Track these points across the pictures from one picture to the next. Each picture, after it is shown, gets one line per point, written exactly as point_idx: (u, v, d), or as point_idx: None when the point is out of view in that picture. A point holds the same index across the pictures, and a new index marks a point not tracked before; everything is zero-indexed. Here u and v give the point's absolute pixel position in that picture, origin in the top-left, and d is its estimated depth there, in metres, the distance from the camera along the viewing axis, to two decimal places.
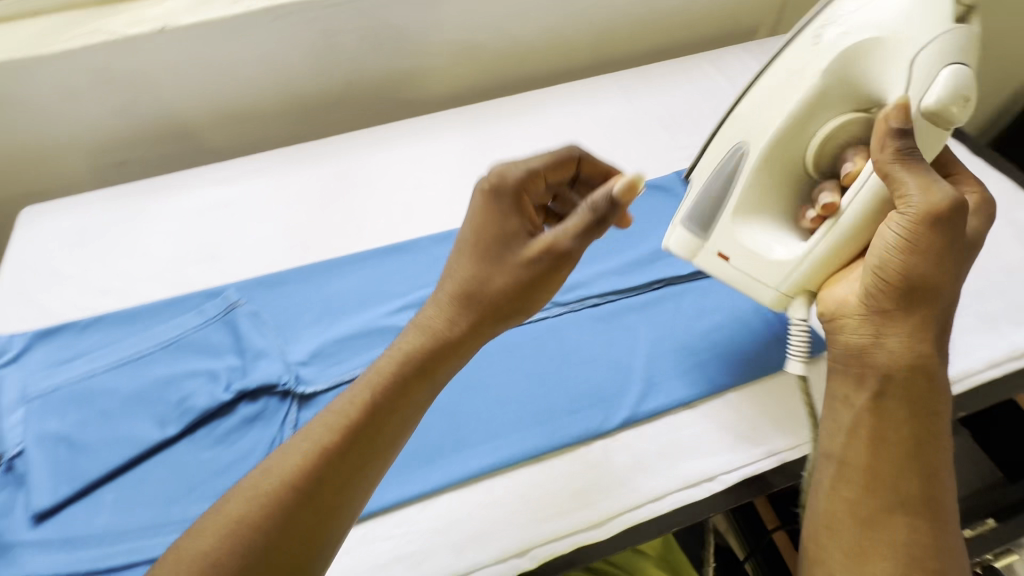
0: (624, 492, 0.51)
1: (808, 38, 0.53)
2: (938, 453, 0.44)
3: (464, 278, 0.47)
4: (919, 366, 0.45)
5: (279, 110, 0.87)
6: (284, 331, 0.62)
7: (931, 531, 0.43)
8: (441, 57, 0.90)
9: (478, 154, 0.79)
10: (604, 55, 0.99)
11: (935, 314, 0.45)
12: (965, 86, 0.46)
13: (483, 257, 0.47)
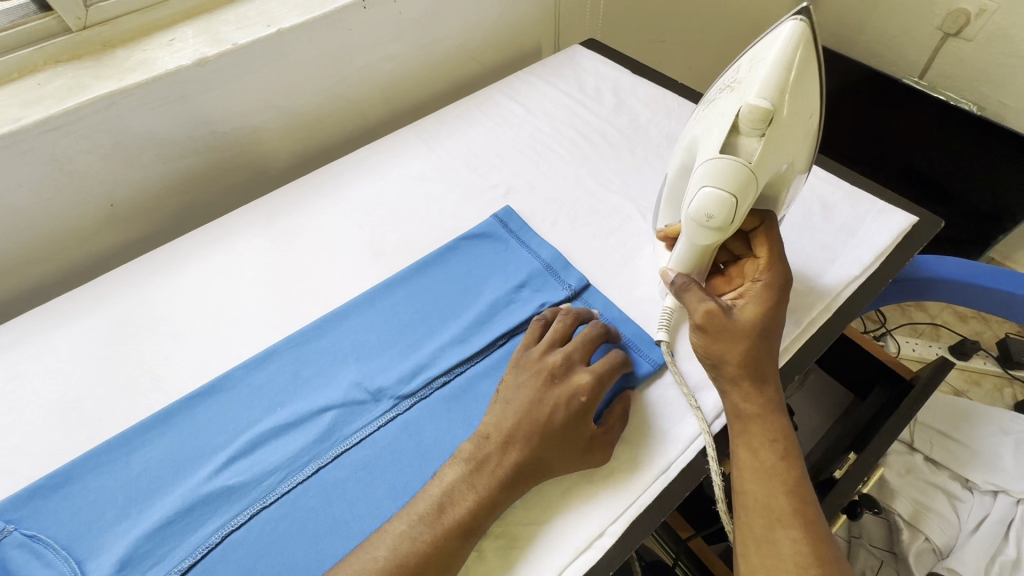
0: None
1: (727, 81, 0.49)
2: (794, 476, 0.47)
3: (542, 470, 0.50)
4: (754, 411, 0.49)
5: (32, 260, 0.73)
6: (77, 547, 0.49)
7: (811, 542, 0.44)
8: (218, 152, 0.81)
9: (284, 251, 0.71)
10: (399, 105, 0.97)
11: (745, 374, 0.49)
12: (706, 208, 0.47)
13: (557, 452, 0.50)
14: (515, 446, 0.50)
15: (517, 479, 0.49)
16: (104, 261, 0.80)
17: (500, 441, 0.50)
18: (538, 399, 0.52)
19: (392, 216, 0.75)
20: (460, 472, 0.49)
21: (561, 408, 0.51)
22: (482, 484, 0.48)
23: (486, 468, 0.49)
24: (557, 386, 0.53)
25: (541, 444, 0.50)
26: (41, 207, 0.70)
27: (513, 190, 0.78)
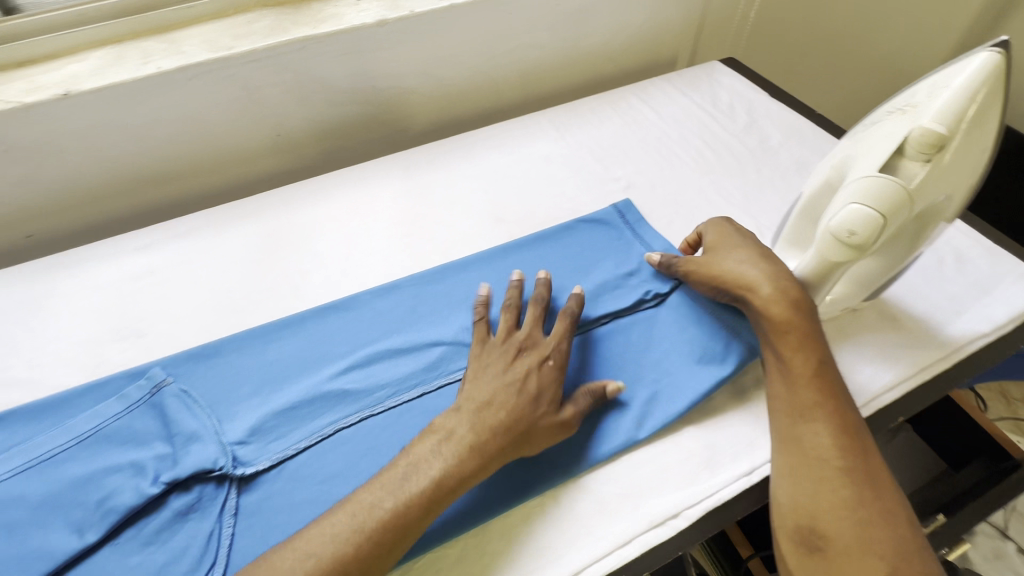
0: (597, 542, 0.49)
1: (896, 103, 0.49)
2: (844, 410, 0.49)
3: (524, 418, 0.51)
4: (801, 354, 0.51)
5: (206, 170, 0.85)
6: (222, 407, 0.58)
7: (868, 472, 0.46)
8: (371, 107, 0.90)
9: (417, 202, 0.78)
10: (533, 93, 1.02)
11: (783, 315, 0.53)
12: (852, 224, 0.48)
13: (528, 400, 0.51)
14: (483, 403, 0.51)
15: (508, 435, 0.50)
16: (250, 185, 0.90)
17: (471, 406, 0.51)
18: (488, 366, 0.54)
19: (517, 189, 0.80)
20: (430, 444, 0.49)
21: (510, 364, 0.54)
22: (452, 451, 0.48)
23: (463, 437, 0.49)
24: (503, 348, 0.56)
25: (511, 393, 0.52)
26: (223, 129, 0.81)
27: (633, 185, 0.81)
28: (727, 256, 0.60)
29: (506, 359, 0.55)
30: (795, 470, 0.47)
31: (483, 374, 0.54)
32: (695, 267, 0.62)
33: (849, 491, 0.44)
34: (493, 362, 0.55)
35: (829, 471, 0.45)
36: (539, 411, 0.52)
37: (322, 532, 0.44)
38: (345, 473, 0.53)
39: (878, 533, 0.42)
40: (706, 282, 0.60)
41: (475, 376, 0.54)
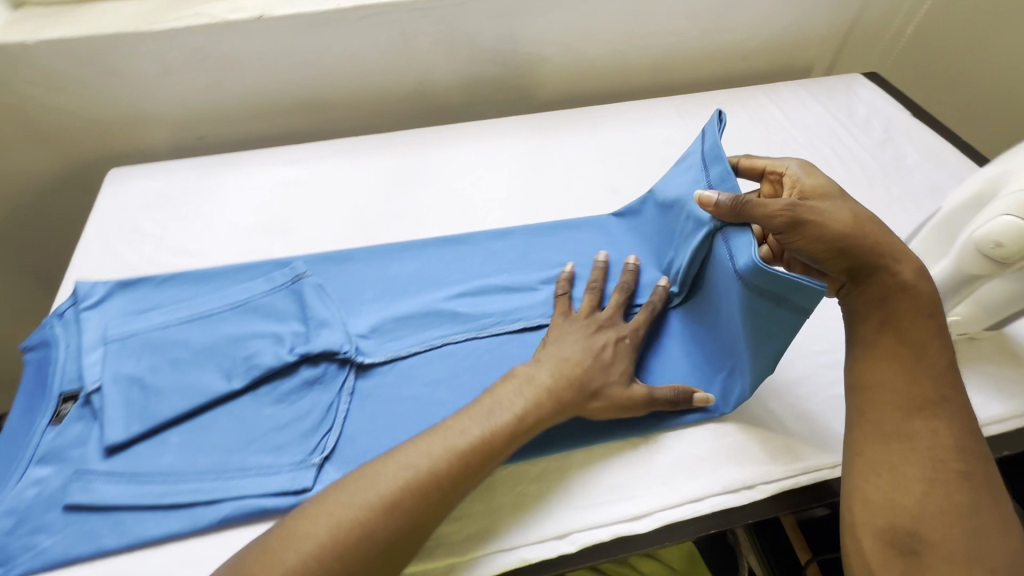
0: (674, 492, 0.52)
1: None
2: (961, 412, 0.48)
3: (597, 385, 0.53)
4: (934, 348, 0.49)
5: (352, 104, 0.94)
6: (347, 305, 0.65)
7: (981, 476, 0.46)
8: (507, 69, 0.95)
9: (538, 162, 0.83)
10: (660, 79, 1.03)
11: (922, 300, 0.50)
12: (1001, 234, 0.48)
13: (603, 370, 0.54)
14: (553, 363, 0.53)
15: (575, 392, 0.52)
16: (384, 124, 0.98)
17: (549, 364, 0.53)
18: (563, 333, 0.57)
19: (634, 165, 0.83)
20: (514, 386, 0.52)
21: (591, 333, 0.57)
22: (533, 393, 0.51)
23: (534, 383, 0.52)
24: (586, 319, 0.58)
25: (590, 359, 0.54)
26: (374, 68, 0.89)
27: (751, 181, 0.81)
28: (839, 205, 0.51)
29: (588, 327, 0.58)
30: (905, 468, 0.46)
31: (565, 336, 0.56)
32: (812, 211, 0.49)
33: (963, 494, 0.45)
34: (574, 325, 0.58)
35: (945, 471, 0.45)
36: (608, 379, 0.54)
37: (449, 428, 0.49)
38: (448, 383, 0.59)
39: (986, 538, 0.43)
40: (826, 236, 0.49)
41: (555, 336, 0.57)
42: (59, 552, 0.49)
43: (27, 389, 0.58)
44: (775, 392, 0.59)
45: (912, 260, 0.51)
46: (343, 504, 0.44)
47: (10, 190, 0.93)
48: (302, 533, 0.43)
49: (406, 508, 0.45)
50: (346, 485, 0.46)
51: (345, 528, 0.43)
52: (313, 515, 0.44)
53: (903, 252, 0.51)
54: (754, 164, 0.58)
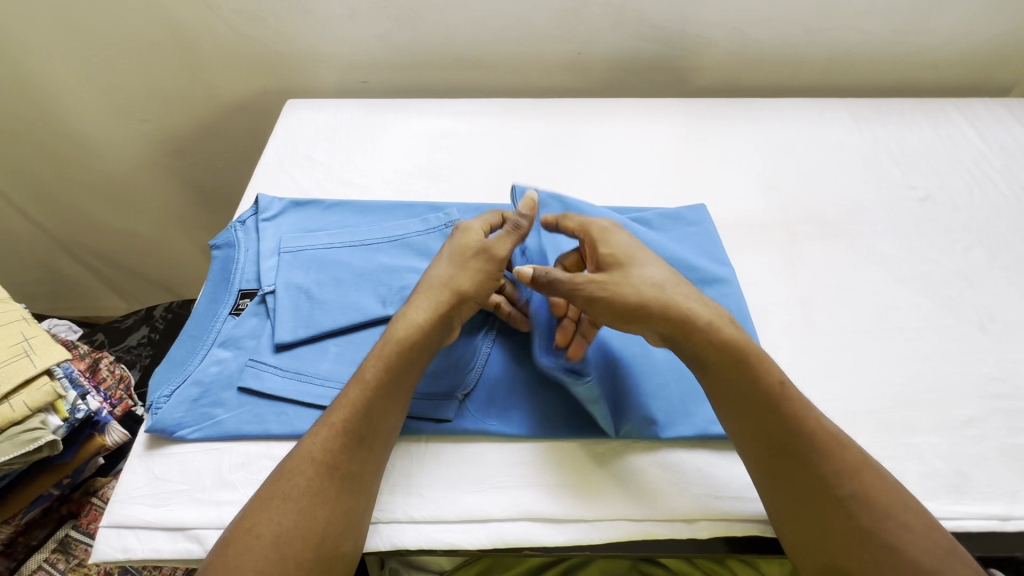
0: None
1: None
2: (822, 433, 0.46)
3: (463, 281, 0.53)
4: (781, 386, 0.48)
5: (508, 67, 0.95)
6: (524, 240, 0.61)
7: (867, 499, 0.44)
8: (671, 50, 0.92)
9: (693, 147, 0.80)
10: (831, 78, 0.96)
11: (728, 348, 0.48)
12: None
13: (466, 263, 0.54)
14: (435, 267, 0.56)
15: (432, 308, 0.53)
16: (534, 90, 0.99)
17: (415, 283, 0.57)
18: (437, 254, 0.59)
19: (797, 165, 0.78)
20: (422, 299, 0.53)
21: (445, 246, 0.58)
22: (428, 309, 0.52)
23: (443, 297, 0.53)
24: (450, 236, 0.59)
25: (451, 263, 0.55)
26: (539, 33, 0.90)
27: (932, 200, 0.74)
28: (625, 279, 0.50)
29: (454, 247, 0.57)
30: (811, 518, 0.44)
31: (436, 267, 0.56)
32: (601, 287, 0.49)
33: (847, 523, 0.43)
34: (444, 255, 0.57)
35: (816, 508, 0.44)
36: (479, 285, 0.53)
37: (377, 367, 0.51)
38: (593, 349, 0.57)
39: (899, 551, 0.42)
40: (625, 305, 0.49)
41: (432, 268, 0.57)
42: (231, 427, 0.54)
43: (214, 281, 0.66)
44: (942, 427, 0.54)
45: (707, 311, 0.49)
46: (321, 427, 0.48)
47: (195, 109, 1.04)
48: (300, 456, 0.47)
49: (378, 421, 0.48)
50: (328, 411, 0.49)
51: (329, 445, 0.47)
52: (304, 442, 0.48)
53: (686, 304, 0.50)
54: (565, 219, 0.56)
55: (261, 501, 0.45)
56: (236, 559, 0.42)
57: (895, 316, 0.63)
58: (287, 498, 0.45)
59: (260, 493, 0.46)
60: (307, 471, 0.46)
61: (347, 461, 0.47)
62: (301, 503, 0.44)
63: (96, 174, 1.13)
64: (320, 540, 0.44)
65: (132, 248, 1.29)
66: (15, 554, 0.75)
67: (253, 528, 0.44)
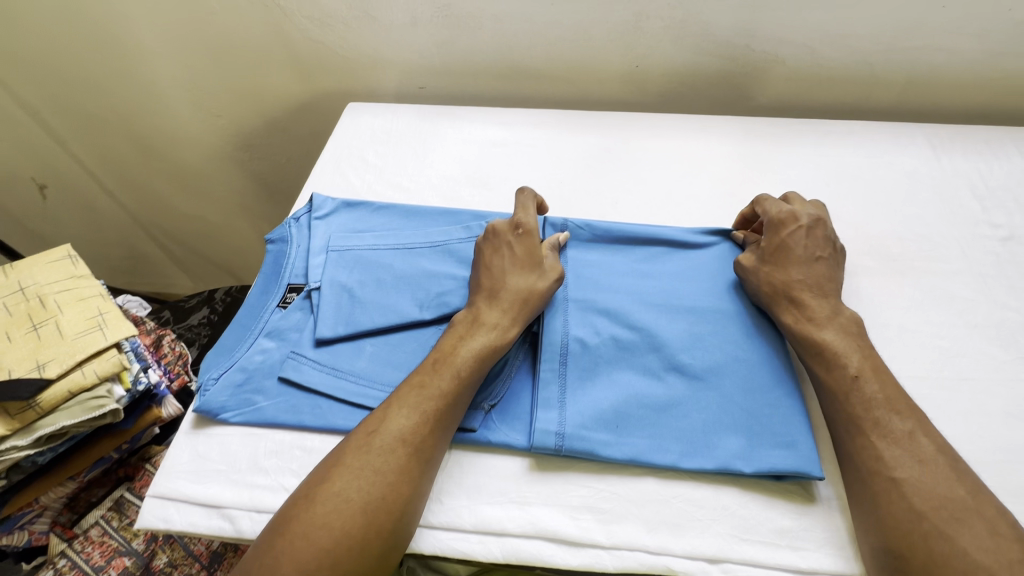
0: (853, 562, 0.47)
1: None
2: (875, 397, 0.49)
3: (542, 291, 0.57)
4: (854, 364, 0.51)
5: (562, 77, 0.95)
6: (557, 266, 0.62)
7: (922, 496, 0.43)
8: (734, 65, 0.89)
9: (748, 168, 0.77)
10: (909, 100, 0.90)
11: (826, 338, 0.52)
12: None
13: (538, 271, 0.58)
14: (512, 273, 0.57)
15: (513, 310, 0.56)
16: (588, 99, 0.98)
17: (482, 274, 0.58)
18: (490, 245, 0.60)
19: (861, 192, 0.73)
20: (503, 303, 0.56)
21: (512, 247, 0.59)
22: (510, 313, 0.55)
23: (517, 301, 0.56)
24: (507, 232, 0.60)
25: (528, 269, 0.58)
26: (596, 45, 0.89)
27: (1016, 240, 0.67)
28: (767, 271, 0.57)
29: (496, 245, 0.60)
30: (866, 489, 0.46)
31: (486, 268, 0.59)
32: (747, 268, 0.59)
33: (862, 455, 0.47)
34: (489, 253, 0.59)
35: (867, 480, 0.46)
36: (544, 284, 0.57)
37: (461, 358, 0.53)
38: (618, 372, 0.56)
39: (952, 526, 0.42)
40: (754, 291, 0.58)
41: (482, 268, 0.59)
42: (269, 415, 0.57)
43: (266, 273, 0.69)
44: (1005, 491, 0.50)
45: (816, 298, 0.55)
46: (408, 408, 0.50)
47: (265, 107, 1.11)
48: (389, 432, 0.49)
49: (459, 410, 0.52)
50: (414, 391, 0.51)
51: (416, 426, 0.49)
52: (391, 419, 0.50)
53: (802, 302, 0.55)
54: (763, 201, 0.63)
55: (348, 469, 0.47)
56: (324, 517, 0.45)
57: (961, 364, 0.57)
58: (375, 470, 0.47)
59: (347, 459, 0.48)
60: (395, 448, 0.48)
61: (430, 444, 0.49)
62: (390, 476, 0.47)
63: (173, 163, 1.22)
64: (397, 514, 0.46)
65: (202, 233, 1.39)
66: (77, 507, 0.83)
67: (344, 492, 0.46)
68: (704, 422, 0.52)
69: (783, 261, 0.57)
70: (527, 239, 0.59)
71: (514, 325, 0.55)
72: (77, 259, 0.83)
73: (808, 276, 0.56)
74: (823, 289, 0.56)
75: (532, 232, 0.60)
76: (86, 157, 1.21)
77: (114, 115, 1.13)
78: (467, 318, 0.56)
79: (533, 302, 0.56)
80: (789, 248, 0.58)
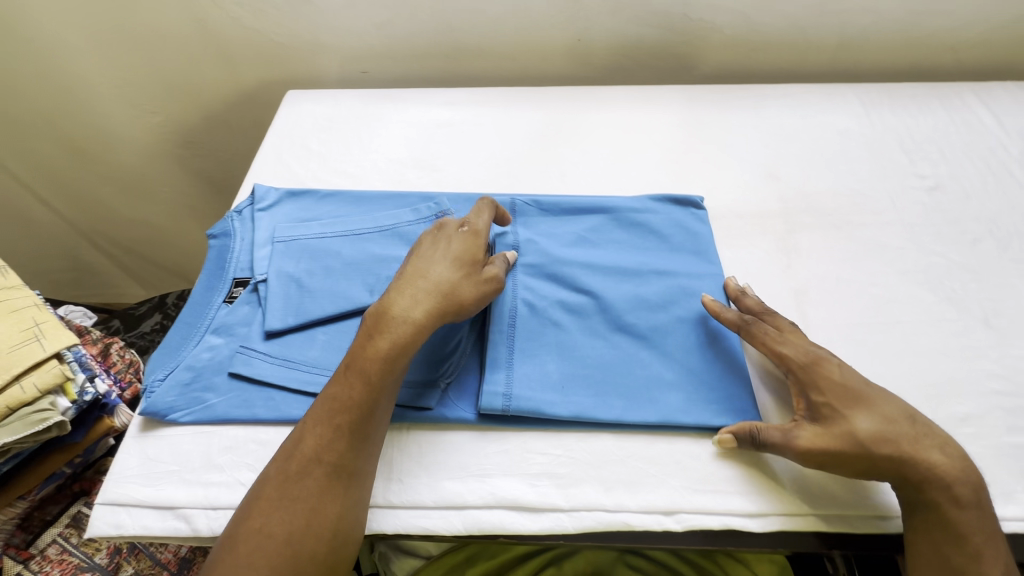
0: (798, 501, 0.49)
1: None
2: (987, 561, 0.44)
3: (467, 290, 0.53)
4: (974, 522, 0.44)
5: (506, 55, 0.94)
6: (504, 237, 0.63)
7: None
8: (674, 35, 0.90)
9: (691, 135, 0.78)
10: (841, 62, 0.93)
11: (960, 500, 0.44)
12: None
13: (473, 271, 0.55)
14: (436, 264, 0.54)
15: (428, 305, 0.52)
16: (533, 76, 0.97)
17: (410, 262, 0.56)
18: (431, 238, 0.58)
19: (800, 153, 0.76)
20: (415, 294, 0.52)
21: (450, 241, 0.56)
22: (422, 309, 0.52)
23: (432, 298, 0.52)
24: (450, 227, 0.58)
25: (458, 265, 0.54)
26: (537, 21, 0.88)
27: (941, 189, 0.71)
28: (873, 437, 0.46)
29: (437, 238, 0.57)
30: None
31: (417, 258, 0.56)
32: (846, 437, 0.46)
33: None
34: (428, 245, 0.57)
35: None
36: (467, 282, 0.54)
37: (368, 367, 0.50)
38: (569, 338, 0.57)
39: None
40: (864, 458, 0.45)
41: (414, 258, 0.56)
42: (220, 411, 0.56)
43: (209, 270, 0.67)
44: (934, 423, 0.53)
45: (947, 454, 0.46)
46: (319, 427, 0.48)
47: (203, 101, 1.06)
48: (304, 456, 0.47)
49: (378, 418, 0.50)
50: (327, 408, 0.49)
51: (331, 444, 0.48)
52: (304, 443, 0.48)
53: (932, 458, 0.45)
54: (762, 337, 0.53)
55: (267, 502, 0.46)
56: (250, 557, 0.44)
57: (894, 310, 0.60)
58: (295, 498, 0.46)
59: (266, 492, 0.46)
60: (312, 470, 0.47)
61: (350, 459, 0.48)
62: (310, 501, 0.46)
63: (109, 165, 1.16)
64: (330, 534, 0.45)
65: (148, 237, 1.34)
66: (31, 528, 0.79)
67: (264, 528, 0.45)
68: (653, 382, 0.54)
69: (867, 407, 0.47)
70: (468, 237, 0.56)
71: (424, 321, 0.51)
72: (6, 270, 0.79)
73: (909, 425, 0.47)
74: (943, 443, 0.46)
75: (477, 230, 0.57)
76: (12, 164, 1.14)
77: (37, 116, 1.06)
78: (372, 319, 0.52)
79: (450, 296, 0.52)
80: (857, 388, 0.48)
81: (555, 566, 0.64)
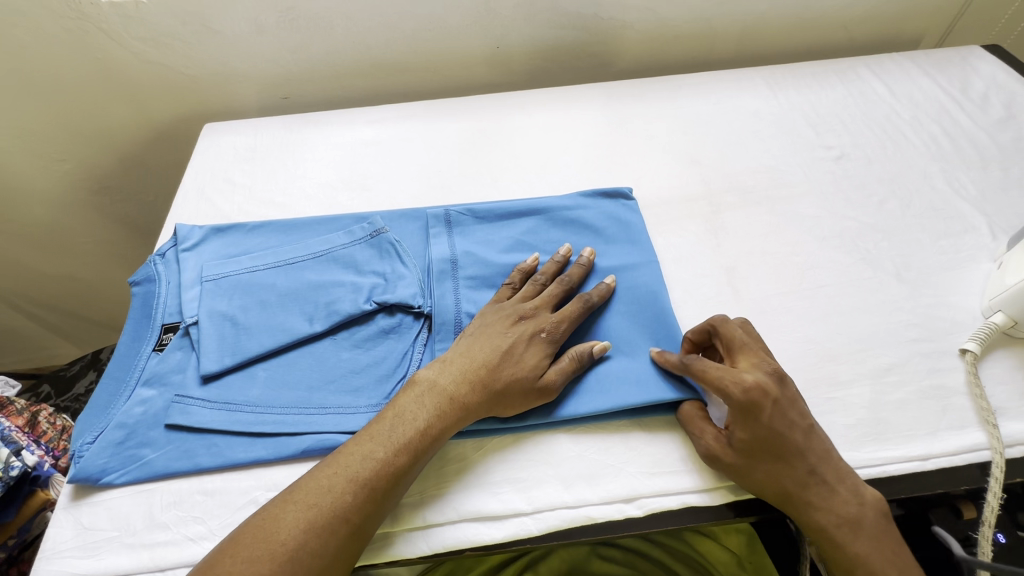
0: None
1: None
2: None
3: (518, 399, 0.51)
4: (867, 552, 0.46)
5: (428, 68, 0.94)
6: (440, 248, 0.64)
7: None
8: (589, 35, 0.93)
9: (615, 130, 0.81)
10: (747, 47, 0.98)
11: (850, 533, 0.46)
12: None
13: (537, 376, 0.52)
14: (505, 354, 0.52)
15: (480, 395, 0.51)
16: (458, 87, 0.98)
17: (480, 339, 0.54)
18: (507, 319, 0.55)
19: (717, 136, 0.79)
20: (471, 381, 0.51)
21: (530, 335, 0.54)
22: (473, 398, 0.51)
23: (487, 390, 0.51)
24: (533, 317, 0.55)
25: (524, 367, 0.52)
26: (454, 32, 0.89)
27: (847, 157, 0.76)
28: (773, 471, 0.47)
29: (514, 328, 0.54)
30: None
31: (491, 340, 0.53)
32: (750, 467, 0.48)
33: None
34: (503, 331, 0.54)
35: None
36: (525, 394, 0.51)
37: (419, 435, 0.48)
38: None
39: None
40: (761, 483, 0.48)
41: (486, 338, 0.54)
42: (160, 466, 0.53)
43: (135, 319, 0.64)
44: (861, 376, 0.56)
45: (852, 497, 0.47)
46: (355, 482, 0.46)
47: (115, 142, 1.01)
48: (334, 507, 0.44)
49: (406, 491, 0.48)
50: (366, 462, 0.47)
51: (361, 506, 0.45)
52: (335, 494, 0.45)
53: (829, 501, 0.46)
54: (705, 371, 0.50)
55: (283, 551, 0.42)
56: None
57: (816, 275, 0.64)
58: (311, 552, 0.43)
59: (284, 540, 0.43)
60: (337, 526, 0.44)
61: (372, 525, 0.46)
62: (327, 560, 0.43)
63: (19, 221, 1.09)
64: None
65: (71, 292, 1.25)
66: None
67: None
68: (601, 373, 0.55)
69: (786, 451, 0.47)
70: (549, 344, 0.54)
71: (471, 411, 0.51)
72: None
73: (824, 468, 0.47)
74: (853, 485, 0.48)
75: (557, 334, 0.54)
76: None
77: None
78: (426, 390, 0.51)
79: (498, 398, 0.51)
80: (780, 435, 0.47)
81: (531, 570, 0.64)
